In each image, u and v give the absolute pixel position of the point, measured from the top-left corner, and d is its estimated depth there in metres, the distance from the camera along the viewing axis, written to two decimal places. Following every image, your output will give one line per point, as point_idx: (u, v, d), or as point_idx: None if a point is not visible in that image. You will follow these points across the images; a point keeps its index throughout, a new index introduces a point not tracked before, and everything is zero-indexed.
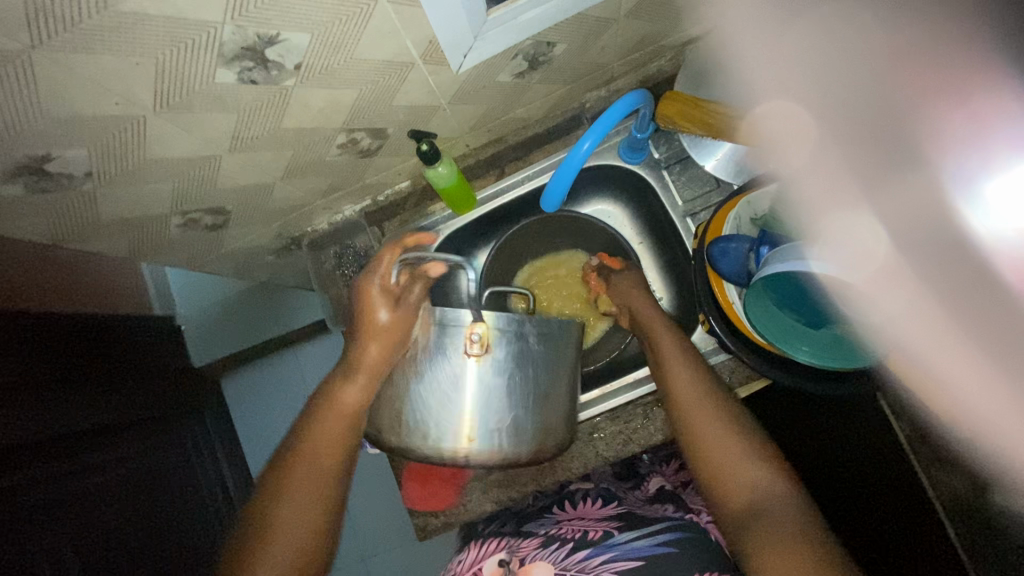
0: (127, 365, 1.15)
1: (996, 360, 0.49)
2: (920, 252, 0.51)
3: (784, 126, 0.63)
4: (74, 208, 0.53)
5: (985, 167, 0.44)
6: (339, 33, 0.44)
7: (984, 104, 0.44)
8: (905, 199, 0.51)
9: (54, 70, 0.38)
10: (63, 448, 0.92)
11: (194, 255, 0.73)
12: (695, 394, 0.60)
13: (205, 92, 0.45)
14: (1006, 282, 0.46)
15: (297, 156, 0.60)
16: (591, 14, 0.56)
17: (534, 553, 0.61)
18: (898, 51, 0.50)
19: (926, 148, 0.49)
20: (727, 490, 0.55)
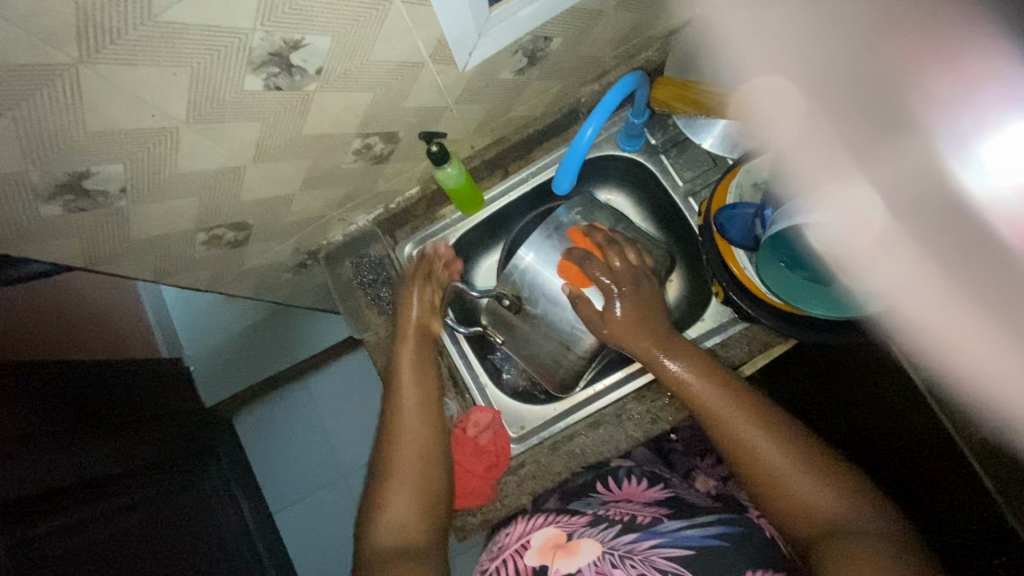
0: (127, 417, 1.13)
1: (996, 320, 0.55)
2: (913, 216, 0.57)
3: (776, 102, 0.69)
4: (108, 228, 0.55)
5: (979, 128, 0.53)
6: (357, 35, 0.47)
7: (970, 70, 0.54)
8: (898, 163, 0.58)
9: (99, 84, 0.40)
10: (76, 498, 0.90)
11: (215, 276, 0.75)
12: (724, 406, 0.61)
13: (234, 101, 0.47)
14: (1004, 237, 0.53)
15: (315, 164, 0.62)
16: (583, 7, 0.60)
17: (581, 531, 0.61)
18: (894, 32, 0.61)
19: (920, 116, 0.58)
20: (793, 506, 0.55)
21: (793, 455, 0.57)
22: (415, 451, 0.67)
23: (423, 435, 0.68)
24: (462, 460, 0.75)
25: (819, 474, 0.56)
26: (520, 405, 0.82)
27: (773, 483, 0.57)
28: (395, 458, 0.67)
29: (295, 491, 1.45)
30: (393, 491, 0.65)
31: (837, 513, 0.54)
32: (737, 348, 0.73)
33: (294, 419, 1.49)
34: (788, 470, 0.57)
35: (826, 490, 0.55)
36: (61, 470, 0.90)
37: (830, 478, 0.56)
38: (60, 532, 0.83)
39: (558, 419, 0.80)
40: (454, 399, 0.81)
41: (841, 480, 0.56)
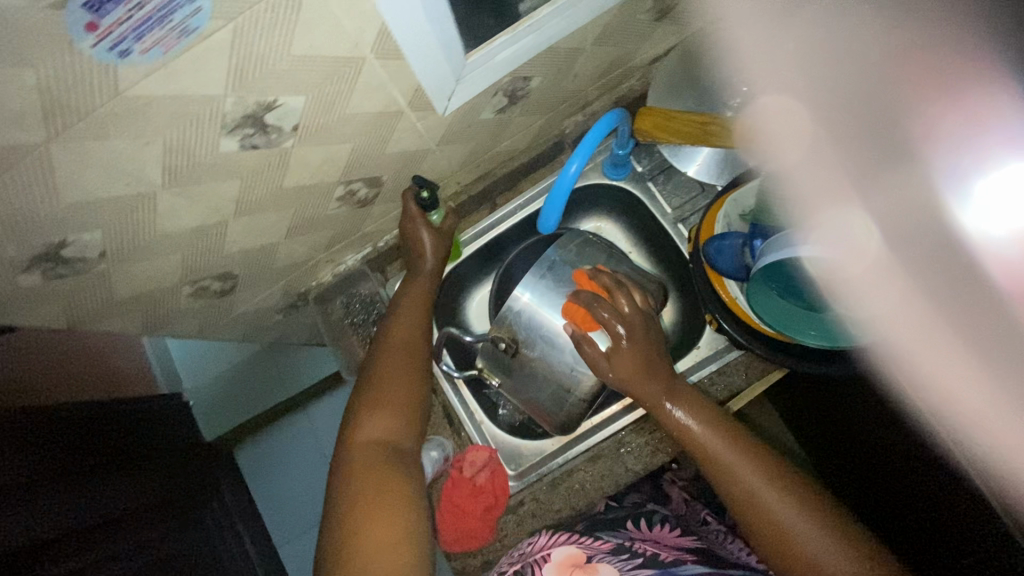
0: (140, 450, 1.10)
1: (987, 362, 0.49)
2: (911, 253, 0.53)
3: (778, 120, 0.67)
4: (89, 289, 0.54)
5: (979, 166, 0.48)
6: (331, 93, 0.47)
7: (980, 107, 0.49)
8: (899, 196, 0.54)
9: (70, 159, 0.40)
10: (95, 538, 0.87)
11: (204, 323, 0.74)
12: (733, 455, 0.61)
13: (210, 162, 0.47)
14: (995, 282, 0.48)
15: (299, 213, 0.62)
16: (560, 47, 0.60)
17: (602, 556, 0.59)
18: (904, 64, 0.55)
19: (923, 148, 0.53)
20: (805, 564, 0.56)
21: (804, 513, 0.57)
22: (402, 383, 0.65)
23: (413, 375, 0.66)
24: (458, 501, 0.74)
25: (827, 534, 0.56)
26: (518, 440, 0.80)
27: (783, 542, 0.57)
28: (382, 387, 0.64)
29: (297, 524, 1.45)
30: (375, 413, 0.63)
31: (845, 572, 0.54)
32: (733, 375, 0.73)
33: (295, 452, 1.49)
34: (802, 528, 0.57)
35: (841, 552, 0.55)
36: (76, 509, 0.87)
37: (845, 538, 0.56)
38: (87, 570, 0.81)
39: (556, 453, 0.78)
40: (449, 438, 0.80)
41: (856, 541, 0.56)
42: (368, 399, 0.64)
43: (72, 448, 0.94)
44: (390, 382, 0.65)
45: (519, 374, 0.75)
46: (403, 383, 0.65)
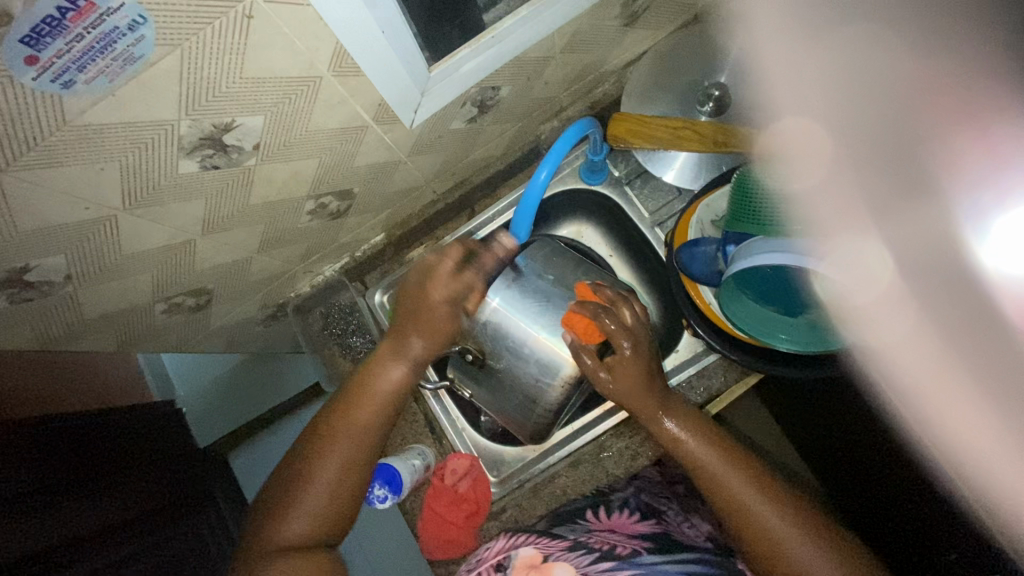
0: (135, 458, 1.08)
1: (1004, 418, 0.43)
2: (928, 292, 0.47)
3: (792, 134, 0.60)
4: (57, 311, 0.54)
5: (999, 202, 0.42)
6: (290, 111, 0.47)
7: (1002, 138, 0.42)
8: (912, 224, 0.47)
9: (23, 187, 0.40)
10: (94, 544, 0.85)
11: (182, 338, 0.74)
12: (715, 456, 0.61)
13: (170, 184, 0.47)
14: (1014, 330, 0.42)
15: (270, 227, 0.62)
16: (527, 57, 0.60)
17: (558, 553, 0.55)
18: (918, 83, 0.49)
19: (938, 177, 0.46)
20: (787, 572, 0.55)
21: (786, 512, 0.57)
22: (338, 487, 0.58)
23: (355, 479, 0.59)
24: (440, 511, 0.75)
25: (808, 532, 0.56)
26: (499, 446, 0.81)
27: (766, 544, 0.56)
28: (314, 487, 0.57)
29: None
30: (300, 513, 0.55)
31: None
32: (712, 378, 0.73)
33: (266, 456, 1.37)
34: (778, 530, 0.56)
35: (820, 555, 0.54)
36: (72, 520, 0.85)
37: (819, 539, 0.55)
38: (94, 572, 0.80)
39: (538, 459, 0.78)
40: (431, 446, 0.80)
41: (832, 542, 0.55)
42: (292, 495, 0.56)
43: (66, 458, 0.93)
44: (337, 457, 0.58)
45: (489, 384, 0.75)
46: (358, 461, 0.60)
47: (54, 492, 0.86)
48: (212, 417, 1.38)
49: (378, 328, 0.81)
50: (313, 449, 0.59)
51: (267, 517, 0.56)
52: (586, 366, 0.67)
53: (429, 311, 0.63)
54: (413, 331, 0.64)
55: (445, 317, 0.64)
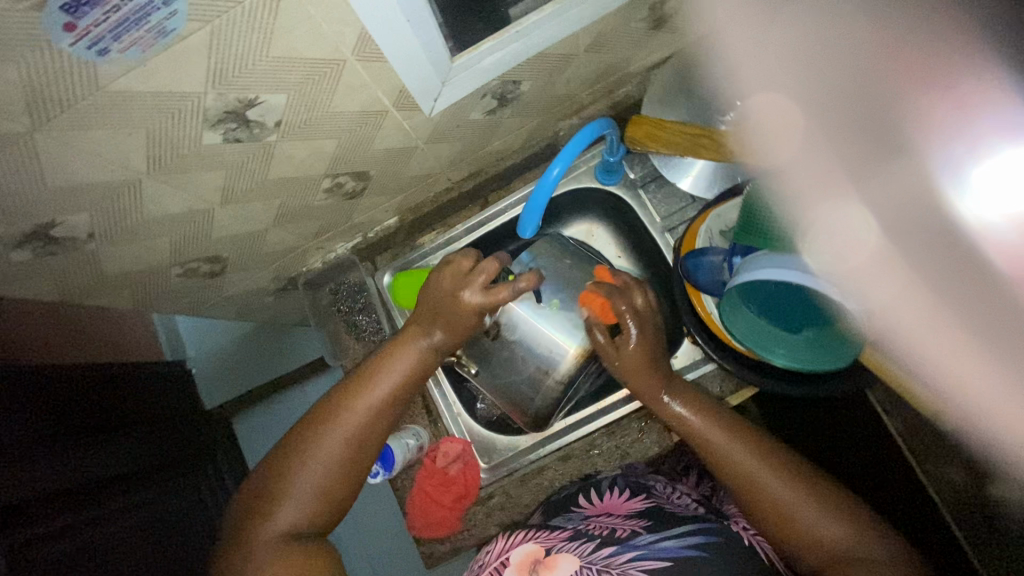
0: (136, 415, 1.10)
1: (998, 355, 0.48)
2: (910, 245, 0.51)
3: (779, 117, 0.67)
4: (80, 267, 0.56)
5: (972, 151, 0.45)
6: (314, 91, 0.48)
7: (970, 92, 0.45)
8: (896, 185, 0.52)
9: (53, 146, 0.41)
10: (79, 501, 0.86)
11: (195, 302, 0.77)
12: (723, 434, 0.62)
13: (194, 154, 0.49)
14: (1001, 272, 0.45)
15: (286, 202, 0.64)
16: (550, 53, 0.60)
17: (560, 545, 0.58)
18: (896, 52, 0.52)
19: (914, 136, 0.50)
20: (801, 533, 0.55)
21: (795, 483, 0.57)
22: (334, 474, 0.60)
23: (352, 465, 0.61)
24: (431, 491, 0.77)
25: (815, 496, 0.56)
26: (492, 434, 0.82)
27: (776, 513, 0.56)
28: (311, 473, 0.59)
29: None
30: (298, 498, 0.58)
31: (834, 534, 0.54)
32: (709, 386, 0.74)
33: (283, 414, 1.39)
34: (784, 494, 0.57)
35: (832, 515, 0.55)
36: (70, 470, 0.87)
37: (826, 499, 0.56)
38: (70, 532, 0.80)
39: (530, 450, 0.80)
40: (426, 428, 0.82)
41: (841, 504, 0.56)
42: (288, 481, 0.59)
43: (70, 407, 0.96)
44: (334, 443, 0.60)
45: (498, 364, 0.76)
46: (357, 452, 0.61)
47: (57, 438, 0.89)
48: (223, 380, 1.39)
49: (385, 311, 0.84)
50: (311, 437, 0.61)
51: (266, 502, 0.58)
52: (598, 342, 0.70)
53: (454, 307, 0.65)
54: (438, 325, 0.66)
55: (472, 317, 0.66)
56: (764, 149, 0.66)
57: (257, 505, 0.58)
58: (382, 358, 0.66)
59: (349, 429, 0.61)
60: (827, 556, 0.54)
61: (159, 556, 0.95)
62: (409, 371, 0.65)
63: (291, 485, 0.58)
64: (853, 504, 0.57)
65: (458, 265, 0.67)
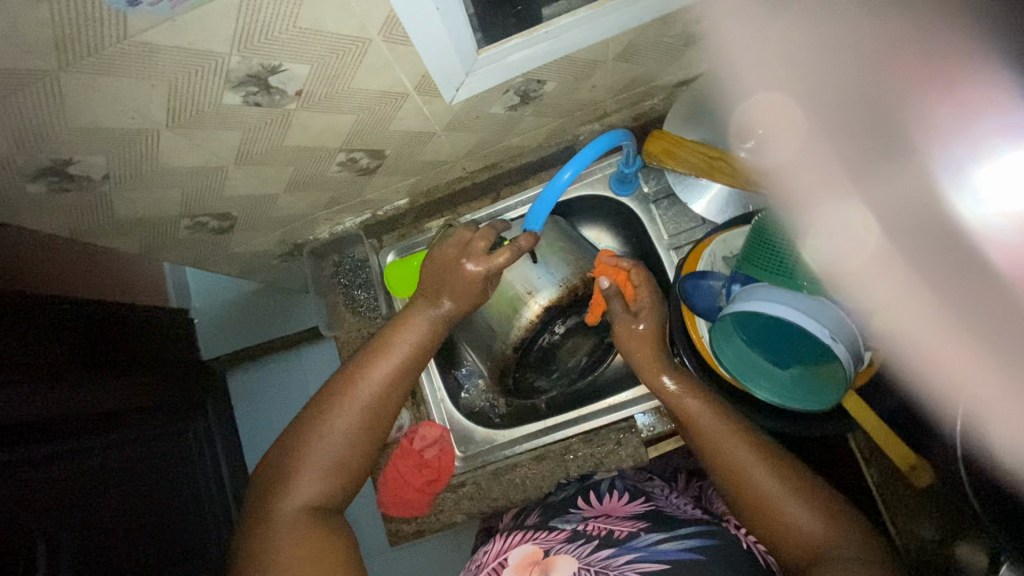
0: (133, 356, 1.12)
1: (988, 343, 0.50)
2: (910, 243, 0.57)
3: (778, 117, 0.69)
4: (93, 206, 0.58)
5: (973, 153, 0.50)
6: (337, 65, 0.48)
7: (971, 97, 0.50)
8: (894, 187, 0.59)
9: (77, 87, 0.42)
10: (61, 434, 0.89)
11: (201, 256, 0.78)
12: (720, 426, 0.60)
13: (213, 112, 0.49)
14: (998, 265, 0.50)
15: (299, 170, 0.64)
16: (577, 57, 0.60)
17: (558, 547, 0.58)
18: (897, 57, 0.57)
19: (918, 140, 0.56)
20: (786, 530, 0.54)
21: (789, 481, 0.56)
22: (349, 447, 0.61)
23: (366, 437, 0.63)
24: (404, 471, 0.79)
25: (807, 496, 0.55)
26: (472, 424, 0.83)
27: (761, 508, 0.55)
28: (327, 444, 0.60)
29: None
30: (313, 468, 0.59)
31: (817, 535, 0.52)
32: None
33: (276, 375, 1.42)
34: (770, 485, 0.55)
35: (815, 514, 0.53)
36: (55, 401, 0.89)
37: (815, 500, 0.54)
38: (30, 465, 0.82)
39: (506, 445, 0.81)
40: (408, 409, 0.83)
41: (828, 506, 0.54)
42: (304, 450, 0.60)
43: (62, 340, 0.98)
44: (349, 413, 0.62)
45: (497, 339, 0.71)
46: (370, 423, 0.63)
47: (43, 368, 0.91)
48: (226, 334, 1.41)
49: (384, 289, 0.87)
50: (323, 411, 0.62)
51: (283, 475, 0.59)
52: (615, 312, 0.69)
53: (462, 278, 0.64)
54: (447, 294, 0.66)
55: (476, 285, 0.64)
56: (763, 151, 0.71)
57: (276, 473, 0.60)
58: (391, 332, 0.66)
59: (363, 400, 0.62)
60: (806, 555, 0.52)
61: (132, 496, 0.97)
62: (422, 343, 0.66)
63: (304, 456, 0.60)
64: (851, 511, 0.54)
65: (460, 235, 0.66)
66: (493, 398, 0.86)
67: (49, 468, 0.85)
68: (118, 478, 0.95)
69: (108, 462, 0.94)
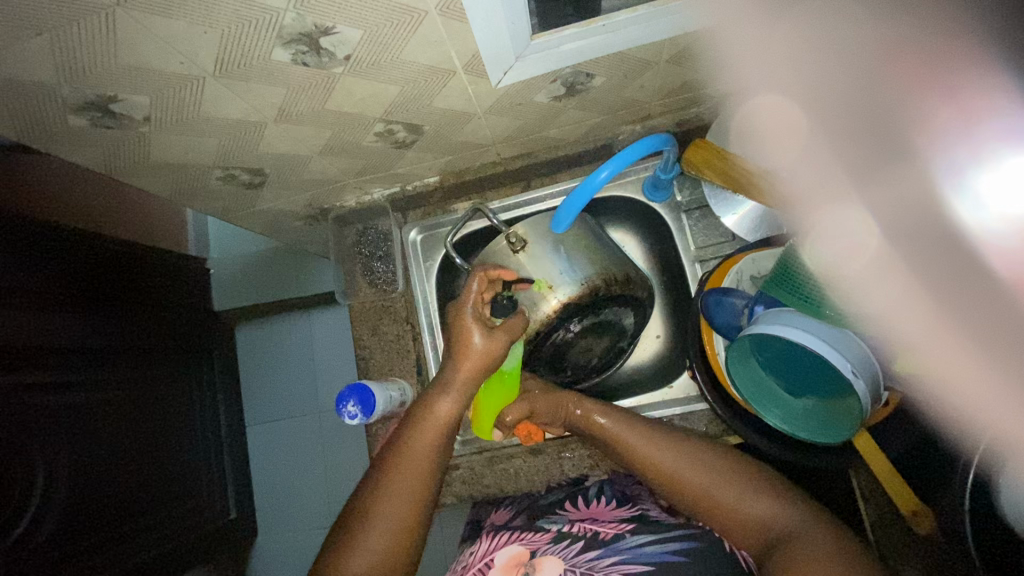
0: (147, 297, 1.13)
1: (990, 354, 0.50)
2: (910, 245, 0.53)
3: (780, 124, 0.67)
4: (130, 146, 0.58)
5: (974, 158, 0.46)
6: (389, 34, 0.48)
7: (972, 101, 0.45)
8: (889, 194, 0.55)
9: (131, 25, 0.42)
10: (77, 360, 0.91)
11: (228, 208, 0.78)
12: (670, 449, 0.62)
13: (261, 66, 0.49)
14: (999, 273, 0.47)
15: (336, 136, 0.64)
16: (630, 55, 0.59)
17: (544, 548, 0.60)
18: (895, 56, 0.50)
19: (917, 142, 0.51)
20: (747, 530, 0.56)
21: (744, 484, 0.58)
22: (395, 526, 0.60)
23: (416, 503, 0.61)
24: None
25: (763, 495, 0.57)
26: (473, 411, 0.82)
27: (722, 514, 0.58)
28: (375, 527, 0.59)
29: (268, 412, 1.41)
30: (362, 552, 0.58)
31: (766, 519, 0.56)
32: (693, 423, 0.75)
33: (284, 334, 1.43)
34: (727, 492, 0.58)
35: (757, 499, 0.57)
36: (72, 332, 0.91)
37: (770, 497, 0.57)
38: (38, 387, 0.84)
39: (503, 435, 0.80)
40: (412, 386, 0.83)
41: (763, 484, 0.58)
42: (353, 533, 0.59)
43: (76, 272, 0.99)
44: (397, 484, 0.61)
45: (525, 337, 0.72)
46: (416, 489, 0.62)
47: (60, 296, 0.93)
48: (236, 286, 1.40)
49: (403, 264, 0.87)
50: (372, 489, 0.62)
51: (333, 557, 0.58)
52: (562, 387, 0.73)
53: (479, 356, 0.64)
54: (465, 369, 0.64)
55: (494, 354, 0.64)
56: (760, 152, 0.70)
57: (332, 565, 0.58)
58: (421, 407, 0.65)
59: (410, 471, 0.62)
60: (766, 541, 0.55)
61: (129, 433, 0.98)
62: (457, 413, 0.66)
63: (354, 541, 0.58)
64: (805, 502, 0.57)
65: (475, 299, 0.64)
66: None
67: (55, 394, 0.87)
68: (117, 413, 0.97)
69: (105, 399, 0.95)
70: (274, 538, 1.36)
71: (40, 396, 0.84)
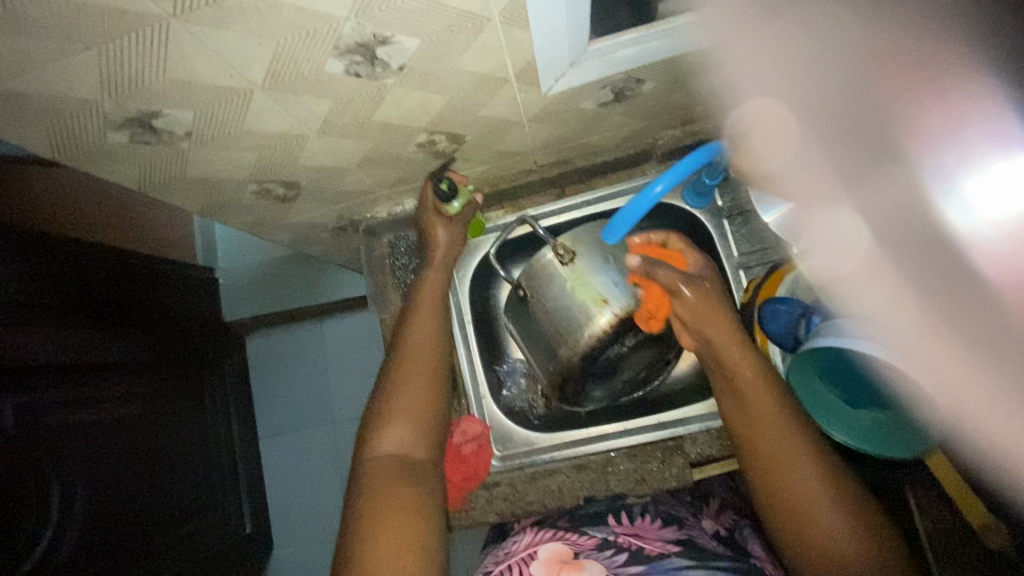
0: (156, 309, 1.10)
1: (992, 364, 0.47)
2: (899, 248, 0.53)
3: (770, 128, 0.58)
4: (169, 161, 0.56)
5: (963, 162, 0.44)
6: (448, 41, 0.46)
7: (960, 105, 0.43)
8: (882, 195, 0.52)
9: (183, 39, 0.40)
10: (88, 377, 0.88)
11: (259, 221, 0.76)
12: (779, 433, 0.58)
13: (311, 77, 0.47)
14: (986, 277, 0.45)
15: (378, 147, 0.62)
16: (684, 59, 0.57)
17: (588, 552, 0.60)
18: (888, 64, 0.47)
19: (905, 144, 0.48)
20: (812, 539, 0.55)
21: (838, 503, 0.55)
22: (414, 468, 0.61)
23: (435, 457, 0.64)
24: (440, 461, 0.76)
25: (851, 524, 0.55)
26: (512, 425, 0.80)
27: (794, 511, 0.56)
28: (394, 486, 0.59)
29: (285, 424, 1.38)
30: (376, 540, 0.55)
31: (837, 538, 0.55)
32: None
33: (300, 344, 1.41)
34: (818, 500, 0.56)
35: (841, 520, 0.55)
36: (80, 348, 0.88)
37: (855, 524, 0.55)
38: (49, 410, 0.81)
39: (547, 450, 0.78)
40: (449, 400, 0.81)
41: (855, 510, 0.55)
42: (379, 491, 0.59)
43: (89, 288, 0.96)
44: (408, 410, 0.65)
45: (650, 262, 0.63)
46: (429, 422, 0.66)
47: (70, 314, 0.89)
48: (250, 297, 1.36)
49: None
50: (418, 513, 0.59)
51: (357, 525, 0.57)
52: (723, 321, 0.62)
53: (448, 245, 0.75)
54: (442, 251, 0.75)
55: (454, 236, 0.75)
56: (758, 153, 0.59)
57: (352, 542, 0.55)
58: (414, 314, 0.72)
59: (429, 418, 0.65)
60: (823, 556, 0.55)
61: (144, 451, 0.96)
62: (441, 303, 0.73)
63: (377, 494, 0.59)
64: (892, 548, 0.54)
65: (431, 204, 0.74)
66: (532, 399, 0.83)
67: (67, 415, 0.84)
68: (129, 432, 0.93)
69: (120, 418, 0.92)
70: (293, 552, 1.33)
71: (53, 417, 0.81)
